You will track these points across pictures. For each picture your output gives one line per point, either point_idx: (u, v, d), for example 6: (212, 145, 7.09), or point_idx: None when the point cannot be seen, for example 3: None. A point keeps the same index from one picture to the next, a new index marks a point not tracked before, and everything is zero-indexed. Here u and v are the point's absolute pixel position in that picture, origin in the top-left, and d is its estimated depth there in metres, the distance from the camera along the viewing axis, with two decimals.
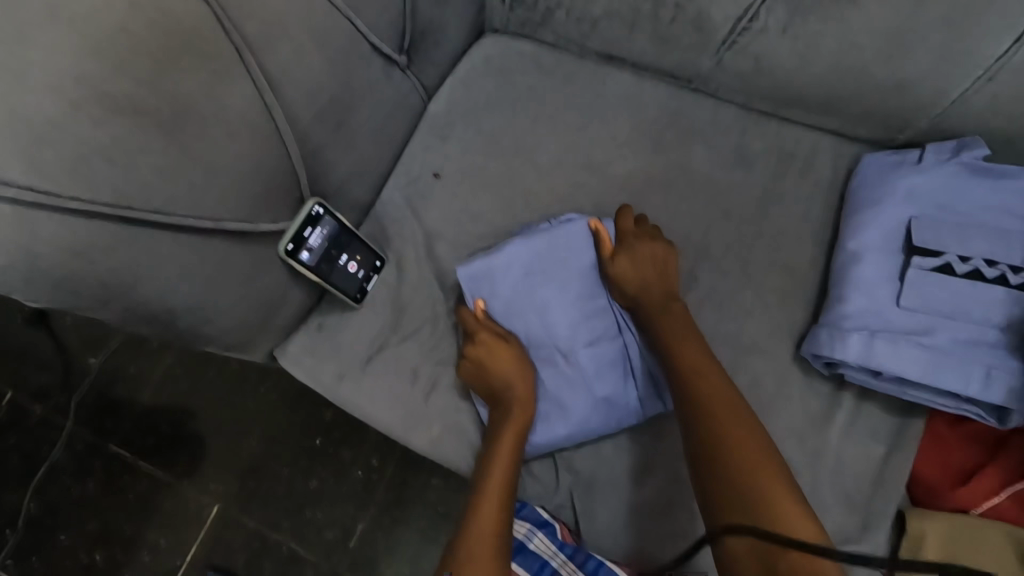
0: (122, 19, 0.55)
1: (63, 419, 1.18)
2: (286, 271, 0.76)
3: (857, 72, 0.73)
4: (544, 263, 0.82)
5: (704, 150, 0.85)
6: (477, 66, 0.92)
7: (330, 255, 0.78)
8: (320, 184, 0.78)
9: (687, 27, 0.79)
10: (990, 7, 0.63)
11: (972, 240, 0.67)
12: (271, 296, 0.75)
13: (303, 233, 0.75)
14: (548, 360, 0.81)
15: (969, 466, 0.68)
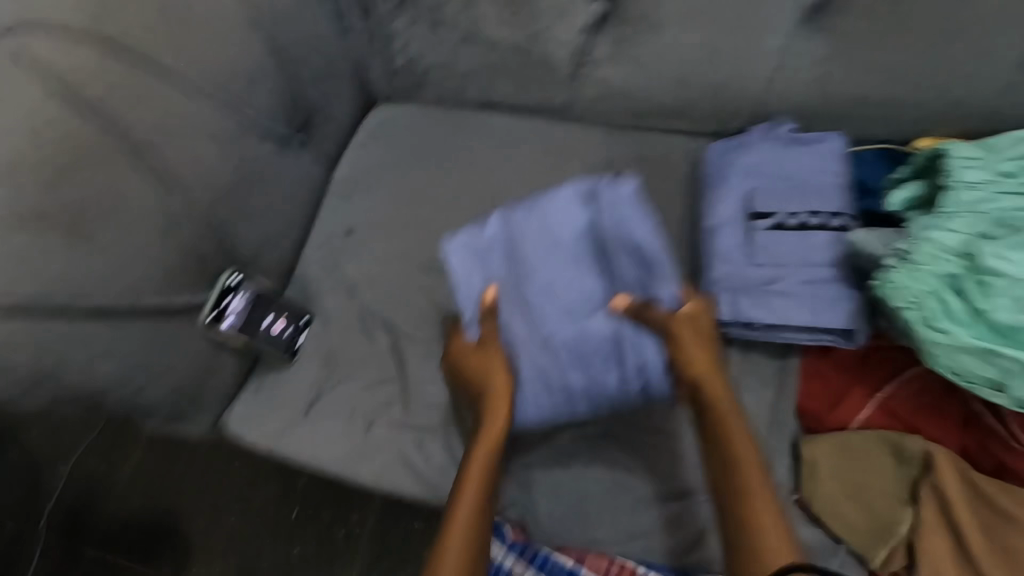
0: (19, 140, 0.57)
1: (28, 548, 1.11)
2: (210, 339, 0.75)
3: (684, 81, 0.82)
4: (527, 232, 0.72)
5: (582, 168, 0.91)
6: (373, 129, 0.97)
7: (253, 317, 0.77)
8: (233, 254, 0.77)
9: (538, 68, 0.88)
10: (756, 27, 0.75)
11: (798, 200, 0.74)
12: (199, 364, 0.74)
13: (223, 300, 0.75)
14: (529, 347, 0.71)
15: (841, 390, 0.70)
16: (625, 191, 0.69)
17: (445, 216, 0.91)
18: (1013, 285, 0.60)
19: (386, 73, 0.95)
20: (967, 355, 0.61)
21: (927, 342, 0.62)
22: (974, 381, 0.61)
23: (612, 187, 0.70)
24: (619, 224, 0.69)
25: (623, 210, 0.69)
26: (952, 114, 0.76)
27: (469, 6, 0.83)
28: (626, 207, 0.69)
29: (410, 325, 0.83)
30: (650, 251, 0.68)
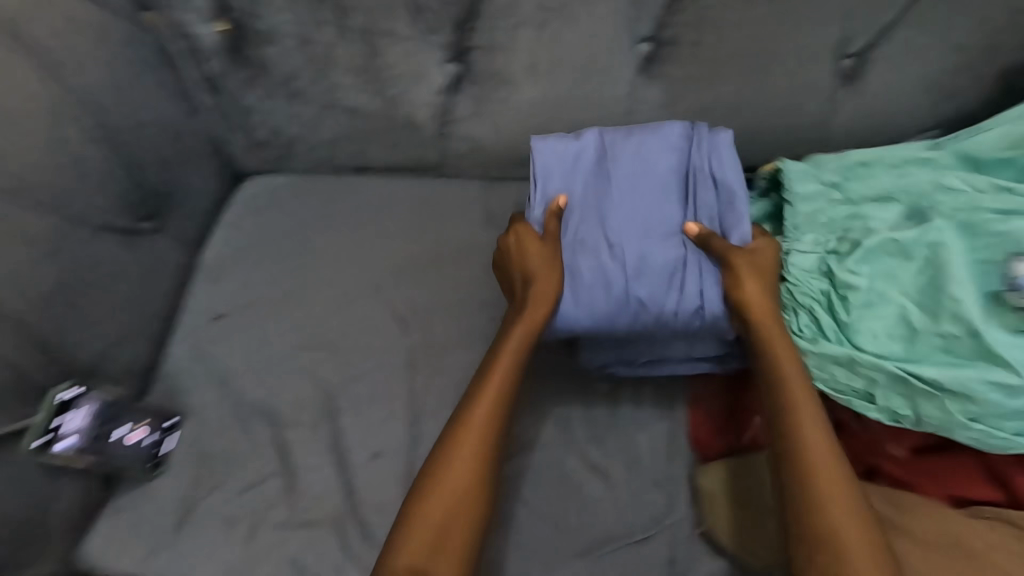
0: None
1: None
2: (42, 469, 0.67)
3: (543, 132, 0.85)
4: (619, 151, 0.73)
5: (461, 222, 0.91)
6: (241, 205, 0.93)
7: (101, 434, 0.70)
8: (68, 363, 0.70)
9: (403, 130, 0.88)
10: (598, 79, 0.79)
11: None
12: (30, 498, 0.65)
13: (53, 423, 0.67)
14: (592, 254, 0.69)
15: (724, 414, 0.74)
16: (724, 139, 0.72)
17: (325, 287, 0.87)
18: (866, 294, 0.65)
19: (248, 147, 0.91)
20: (837, 366, 0.64)
21: (802, 355, 0.66)
22: (849, 392, 0.64)
23: (711, 137, 0.73)
24: (721, 168, 0.71)
25: (718, 151, 0.72)
26: (782, 142, 0.84)
27: (321, 77, 0.82)
28: (722, 153, 0.72)
29: (293, 409, 0.77)
30: (729, 187, 0.70)
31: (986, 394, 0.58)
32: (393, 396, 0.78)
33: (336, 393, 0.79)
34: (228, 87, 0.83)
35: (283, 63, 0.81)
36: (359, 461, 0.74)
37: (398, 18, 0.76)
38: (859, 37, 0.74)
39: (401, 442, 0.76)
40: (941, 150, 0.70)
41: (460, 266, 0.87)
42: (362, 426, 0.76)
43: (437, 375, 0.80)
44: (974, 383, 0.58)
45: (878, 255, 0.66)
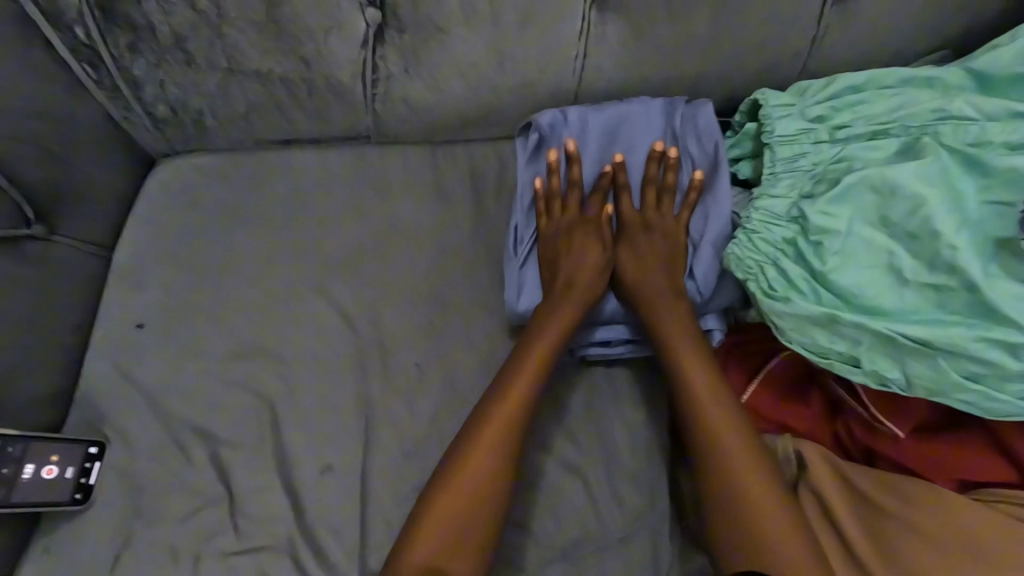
0: None
1: None
2: None
3: (489, 85, 0.73)
4: (600, 129, 0.71)
5: (406, 196, 0.79)
6: (155, 195, 0.81)
7: (3, 475, 0.62)
8: None
9: (327, 95, 0.75)
10: (546, 15, 0.66)
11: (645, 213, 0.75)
12: None
13: None
14: (575, 239, 0.68)
15: None
16: (703, 110, 0.69)
17: (258, 285, 0.76)
18: (844, 241, 0.52)
19: (152, 128, 0.78)
20: (815, 327, 0.53)
21: (771, 316, 0.54)
22: (830, 356, 0.53)
23: (691, 106, 0.70)
24: (700, 139, 0.69)
25: (696, 122, 0.69)
26: (765, 77, 0.72)
27: (217, 35, 0.68)
28: (700, 123, 0.68)
29: (230, 426, 0.70)
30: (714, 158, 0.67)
31: (982, 352, 0.48)
32: (341, 402, 0.70)
33: (278, 404, 0.70)
34: (109, 57, 0.69)
35: (168, 21, 0.67)
36: (308, 477, 0.67)
37: None
38: None
39: (354, 452, 0.68)
40: (949, 68, 0.56)
41: (409, 246, 0.77)
42: (309, 438, 0.69)
43: (389, 376, 0.71)
44: (966, 342, 0.48)
45: (861, 192, 0.53)
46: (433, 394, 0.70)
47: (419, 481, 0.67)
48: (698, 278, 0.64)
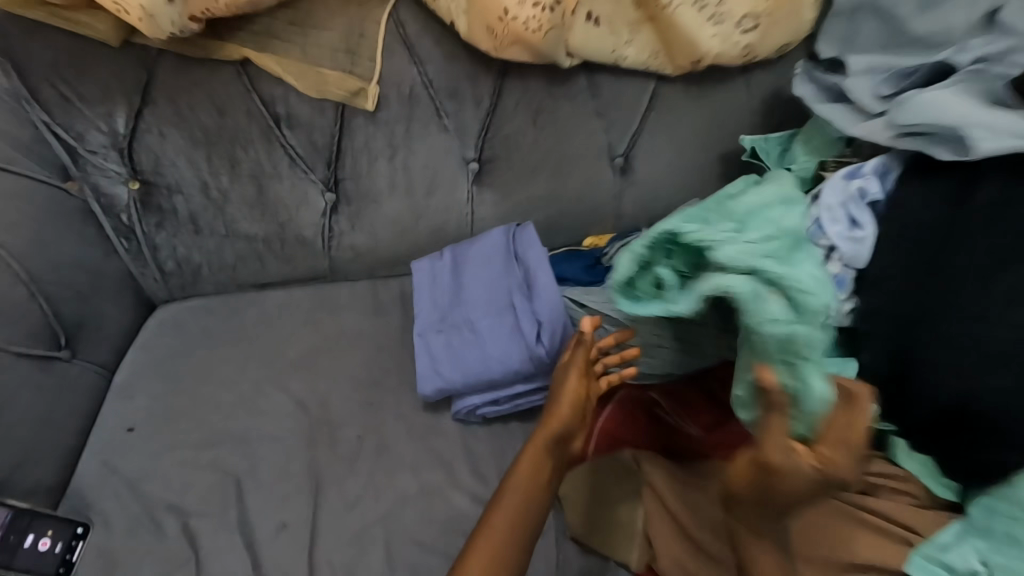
0: None
1: None
2: None
3: (409, 235, 1.07)
4: (465, 254, 0.97)
5: (350, 315, 1.07)
6: (152, 329, 1.04)
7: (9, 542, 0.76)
8: None
9: (295, 248, 1.06)
10: (442, 190, 1.04)
11: None
12: None
13: None
14: (456, 334, 0.92)
15: None
16: (526, 229, 0.93)
17: (231, 388, 0.97)
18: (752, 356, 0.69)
19: (159, 280, 1.05)
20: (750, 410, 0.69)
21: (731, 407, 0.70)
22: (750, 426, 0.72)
23: (519, 229, 0.95)
24: (527, 250, 0.92)
25: (523, 238, 0.93)
26: (592, 220, 1.10)
27: (221, 213, 1.01)
28: (524, 238, 0.92)
29: (201, 501, 0.85)
30: (537, 259, 0.90)
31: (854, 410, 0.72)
32: (295, 472, 0.87)
33: (243, 477, 0.87)
34: (141, 232, 1.00)
35: (188, 207, 0.99)
36: (266, 533, 0.82)
37: (281, 164, 0.98)
38: (619, 144, 1.03)
39: (305, 510, 0.84)
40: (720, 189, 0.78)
41: (353, 350, 1.02)
42: (268, 503, 0.85)
43: (334, 448, 0.89)
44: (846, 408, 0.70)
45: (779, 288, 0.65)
46: (371, 456, 0.89)
47: (358, 525, 0.83)
48: (546, 346, 0.85)
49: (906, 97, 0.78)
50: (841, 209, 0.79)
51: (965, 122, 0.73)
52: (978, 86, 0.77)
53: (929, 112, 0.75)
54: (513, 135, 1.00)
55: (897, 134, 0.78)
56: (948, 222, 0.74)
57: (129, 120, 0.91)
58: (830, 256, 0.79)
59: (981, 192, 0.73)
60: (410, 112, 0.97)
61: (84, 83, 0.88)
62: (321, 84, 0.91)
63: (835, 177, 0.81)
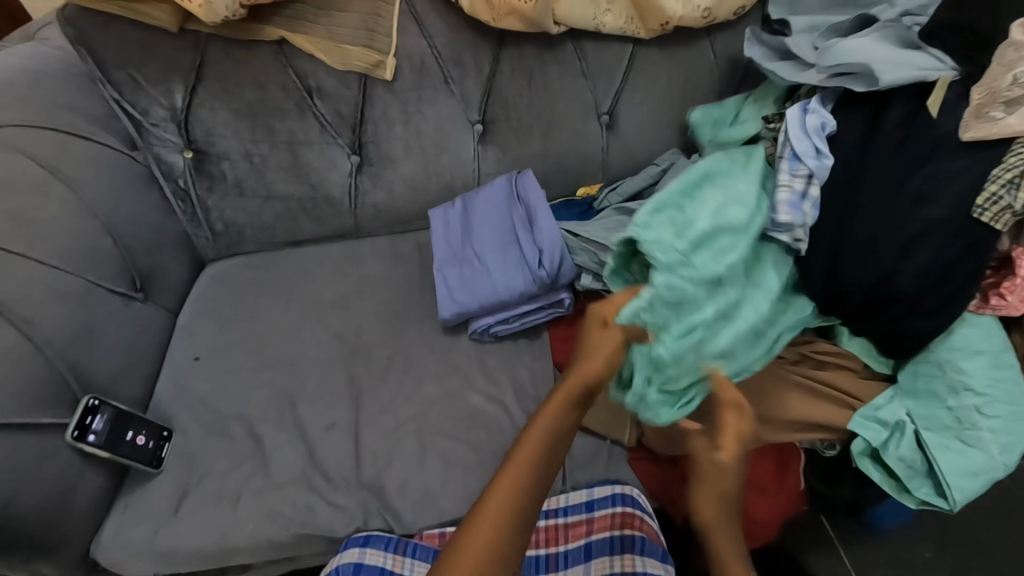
0: None
1: None
2: (76, 457, 0.88)
3: (424, 191, 1.22)
4: (473, 201, 1.12)
5: (376, 262, 1.21)
6: (205, 281, 1.20)
7: (116, 434, 0.91)
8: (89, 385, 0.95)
9: (325, 206, 1.21)
10: (451, 150, 1.19)
11: None
12: (64, 484, 0.85)
13: (86, 420, 0.88)
14: (469, 266, 1.07)
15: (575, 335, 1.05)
16: (526, 176, 1.09)
17: (277, 324, 1.12)
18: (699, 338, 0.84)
19: (209, 238, 1.21)
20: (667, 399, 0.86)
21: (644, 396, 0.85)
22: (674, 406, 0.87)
23: (519, 176, 1.10)
24: (527, 193, 1.07)
25: (523, 183, 1.09)
26: (584, 173, 1.25)
27: (262, 176, 1.16)
28: (525, 182, 1.08)
29: (262, 411, 1.00)
30: (536, 198, 1.05)
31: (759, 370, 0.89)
32: (338, 387, 1.03)
33: (294, 392, 1.03)
34: (194, 195, 1.16)
35: (233, 171, 1.15)
36: (318, 432, 0.98)
37: (312, 131, 1.14)
38: (604, 102, 1.18)
39: (349, 415, 1.00)
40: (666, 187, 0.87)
41: (381, 290, 1.16)
42: (317, 410, 1.00)
43: (369, 367, 1.05)
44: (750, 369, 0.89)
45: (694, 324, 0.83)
46: (402, 372, 1.04)
47: (394, 425, 0.98)
48: (547, 269, 1.00)
49: (829, 45, 0.92)
50: (809, 140, 0.90)
51: (874, 60, 0.87)
52: (891, 33, 0.91)
53: (849, 55, 0.89)
54: (511, 98, 1.15)
55: (825, 76, 0.92)
56: (867, 139, 0.89)
57: (184, 95, 1.07)
58: (810, 182, 0.90)
59: (890, 113, 0.88)
60: (422, 81, 1.12)
61: (148, 65, 1.04)
62: (345, 58, 1.06)
63: (794, 109, 0.93)
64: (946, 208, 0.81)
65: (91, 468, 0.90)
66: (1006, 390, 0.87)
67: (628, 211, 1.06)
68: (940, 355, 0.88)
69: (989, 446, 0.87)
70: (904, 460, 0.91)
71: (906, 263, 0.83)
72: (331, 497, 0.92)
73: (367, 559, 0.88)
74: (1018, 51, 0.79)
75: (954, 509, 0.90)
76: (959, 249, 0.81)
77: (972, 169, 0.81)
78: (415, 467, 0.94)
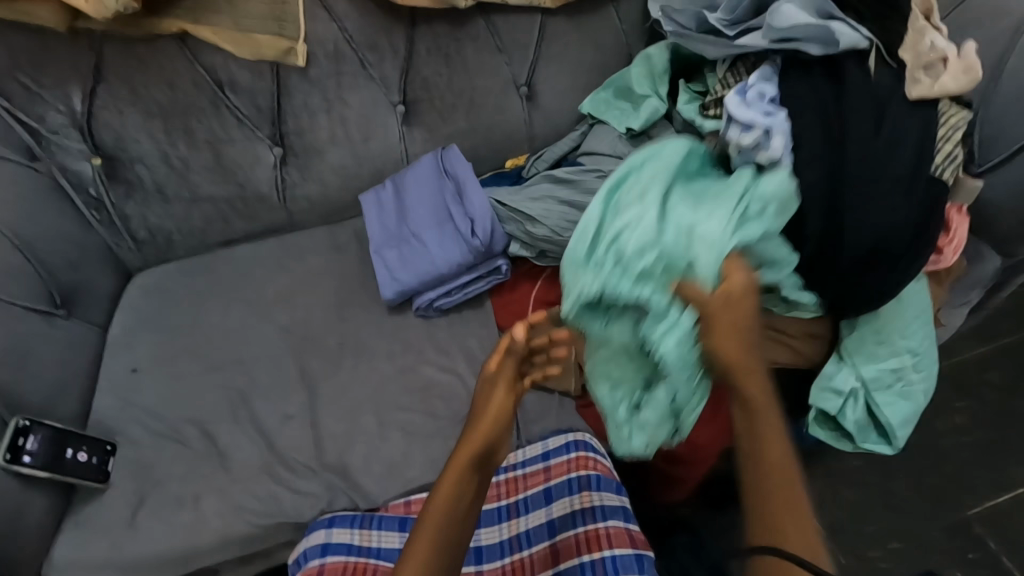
0: None
1: None
2: (14, 481, 0.85)
3: (354, 177, 1.22)
4: (403, 182, 1.13)
5: (315, 253, 1.20)
6: (135, 292, 1.16)
7: (54, 452, 0.88)
8: (19, 408, 0.91)
9: (255, 203, 1.19)
10: (377, 133, 1.19)
11: None
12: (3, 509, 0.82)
13: (18, 442, 0.85)
14: (407, 245, 1.09)
15: (516, 298, 1.08)
16: (452, 150, 1.11)
17: (218, 325, 1.10)
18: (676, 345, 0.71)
19: (134, 248, 1.16)
20: (666, 418, 0.76)
21: (634, 433, 0.77)
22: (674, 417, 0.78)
23: (446, 151, 1.12)
24: (455, 167, 1.10)
25: (450, 158, 1.11)
26: (511, 146, 1.28)
27: (183, 177, 1.12)
28: (452, 156, 1.10)
29: (215, 412, 0.99)
30: (464, 171, 1.08)
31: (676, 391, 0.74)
32: (289, 379, 1.03)
33: (244, 390, 1.02)
34: (110, 203, 1.11)
35: (151, 174, 1.11)
36: (273, 425, 0.98)
37: (229, 126, 1.11)
38: (522, 74, 1.21)
39: (303, 404, 1.00)
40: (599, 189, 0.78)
41: (324, 279, 1.15)
42: (270, 404, 1.00)
43: (319, 356, 1.05)
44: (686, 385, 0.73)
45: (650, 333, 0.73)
46: (352, 357, 1.05)
47: (350, 407, 0.99)
48: (481, 237, 1.03)
49: (774, 6, 0.91)
50: (753, 108, 0.87)
51: (823, 24, 0.88)
52: None
53: (798, 20, 0.89)
54: (430, 77, 1.16)
55: (772, 40, 0.92)
56: (832, 93, 0.89)
57: (84, 99, 1.02)
58: (767, 134, 0.86)
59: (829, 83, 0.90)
60: (338, 66, 1.12)
61: (39, 71, 0.99)
62: (254, 47, 1.05)
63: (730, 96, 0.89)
64: (910, 164, 0.86)
65: (33, 490, 0.87)
66: (930, 346, 0.96)
67: (554, 177, 1.07)
68: (887, 323, 0.93)
69: (918, 395, 0.97)
70: (857, 422, 0.98)
71: (896, 220, 0.85)
72: (294, 481, 0.93)
73: (334, 537, 0.89)
74: (920, 23, 0.88)
75: (896, 452, 1.01)
76: (926, 202, 0.86)
77: (917, 132, 0.87)
78: (376, 443, 0.96)
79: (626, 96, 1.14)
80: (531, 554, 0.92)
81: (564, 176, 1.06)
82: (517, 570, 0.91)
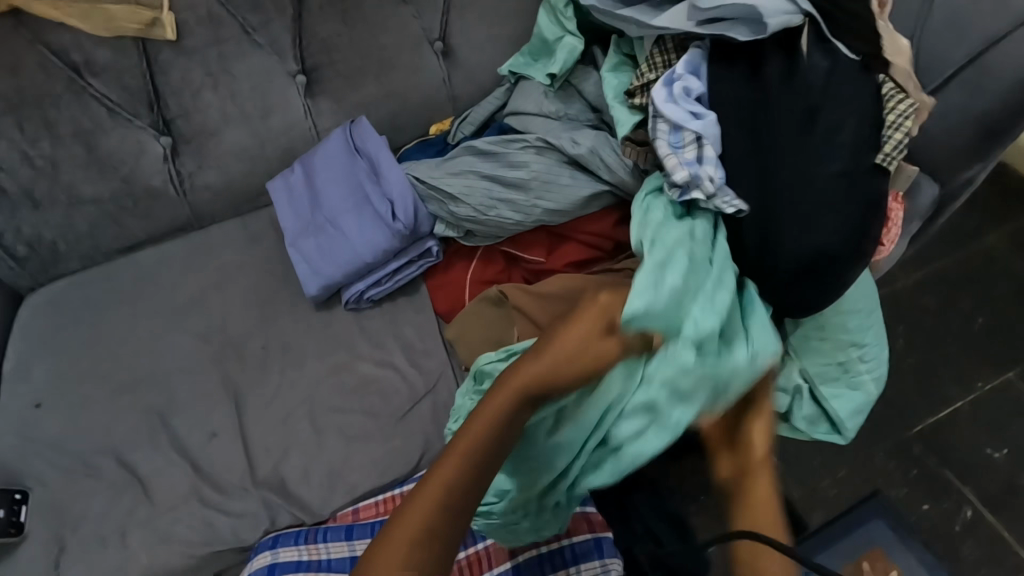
0: None
1: None
2: None
3: (260, 161, 1.09)
4: (312, 164, 1.03)
5: (226, 250, 1.08)
6: (27, 315, 1.04)
7: None
8: None
9: (149, 201, 1.05)
10: (278, 109, 1.06)
11: None
12: None
13: None
14: (325, 234, 0.99)
15: (451, 279, 1.01)
16: (361, 123, 1.01)
17: (125, 344, 0.99)
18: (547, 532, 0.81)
19: (14, 266, 1.03)
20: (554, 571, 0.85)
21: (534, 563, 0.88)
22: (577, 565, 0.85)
23: (355, 126, 1.02)
24: (366, 144, 1.00)
25: (360, 132, 1.01)
26: (433, 110, 1.16)
27: (56, 181, 0.98)
28: (361, 130, 1.00)
29: (133, 440, 0.91)
30: (377, 148, 0.99)
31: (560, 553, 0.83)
32: (212, 392, 0.95)
33: (164, 412, 0.93)
34: None
35: (16, 181, 0.96)
36: (201, 445, 0.91)
37: (99, 115, 0.96)
38: (434, 28, 1.09)
39: (231, 420, 0.93)
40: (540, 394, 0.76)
41: (239, 278, 1.05)
42: (195, 424, 0.92)
43: (243, 365, 0.97)
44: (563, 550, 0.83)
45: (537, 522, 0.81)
46: (280, 362, 0.97)
47: (283, 416, 0.93)
48: (402, 220, 0.95)
49: None
50: (682, 107, 0.80)
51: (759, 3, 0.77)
52: None
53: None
54: (330, 39, 1.03)
55: (700, 23, 0.82)
56: (752, 85, 0.81)
57: None
58: (701, 145, 0.79)
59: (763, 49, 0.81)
60: (217, 34, 0.97)
61: None
62: (109, 21, 0.90)
63: (657, 87, 0.81)
64: (848, 158, 0.77)
65: None
66: (877, 334, 0.89)
67: (476, 149, 0.98)
68: (828, 319, 0.86)
69: (868, 385, 0.91)
70: (806, 416, 0.94)
71: (832, 229, 0.77)
72: (230, 502, 0.88)
73: (279, 559, 0.84)
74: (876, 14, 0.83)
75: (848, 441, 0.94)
76: (868, 201, 0.78)
77: (860, 114, 0.78)
78: (314, 452, 0.91)
79: (542, 52, 1.04)
80: (487, 547, 0.89)
81: (485, 146, 0.97)
82: (473, 564, 0.88)
